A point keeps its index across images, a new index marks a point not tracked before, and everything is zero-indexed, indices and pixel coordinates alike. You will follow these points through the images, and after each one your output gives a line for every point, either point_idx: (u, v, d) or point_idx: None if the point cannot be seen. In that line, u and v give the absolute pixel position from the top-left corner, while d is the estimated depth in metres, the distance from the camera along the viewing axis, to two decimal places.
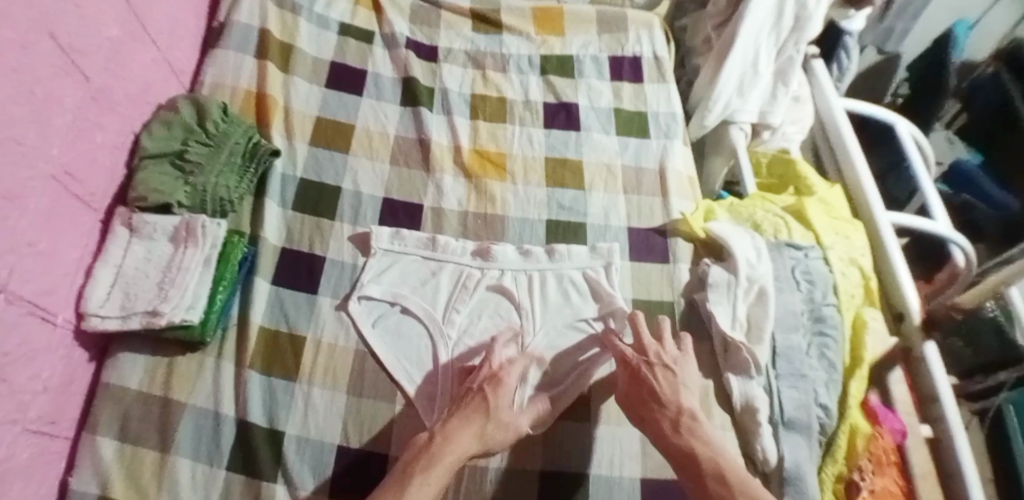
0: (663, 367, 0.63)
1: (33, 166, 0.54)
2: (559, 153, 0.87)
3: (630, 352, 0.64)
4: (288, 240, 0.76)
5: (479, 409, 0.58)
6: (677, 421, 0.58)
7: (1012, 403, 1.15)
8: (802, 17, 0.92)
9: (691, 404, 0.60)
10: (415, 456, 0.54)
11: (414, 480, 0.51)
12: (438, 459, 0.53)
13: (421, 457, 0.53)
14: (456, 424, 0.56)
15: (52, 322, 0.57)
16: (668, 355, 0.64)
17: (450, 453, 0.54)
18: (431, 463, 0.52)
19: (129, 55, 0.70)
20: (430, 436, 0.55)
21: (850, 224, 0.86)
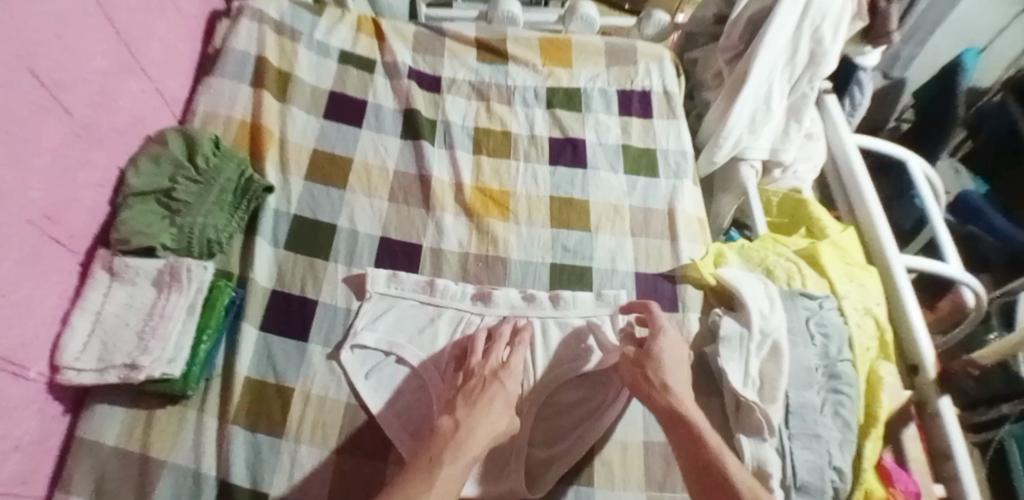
0: (671, 362, 0.65)
1: (8, 212, 0.50)
2: (564, 193, 0.84)
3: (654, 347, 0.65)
4: (280, 282, 0.72)
5: (497, 401, 0.62)
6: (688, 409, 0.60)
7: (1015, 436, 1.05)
8: (817, 53, 0.89)
9: (686, 393, 0.63)
10: (444, 444, 0.56)
11: (445, 468, 0.53)
12: (465, 447, 0.56)
13: (451, 442, 0.56)
14: (481, 415, 0.59)
15: (25, 377, 0.53)
16: (675, 343, 0.67)
17: (473, 440, 0.57)
18: (459, 453, 0.55)
19: (117, 86, 0.67)
20: (455, 423, 0.58)
21: (864, 271, 0.83)
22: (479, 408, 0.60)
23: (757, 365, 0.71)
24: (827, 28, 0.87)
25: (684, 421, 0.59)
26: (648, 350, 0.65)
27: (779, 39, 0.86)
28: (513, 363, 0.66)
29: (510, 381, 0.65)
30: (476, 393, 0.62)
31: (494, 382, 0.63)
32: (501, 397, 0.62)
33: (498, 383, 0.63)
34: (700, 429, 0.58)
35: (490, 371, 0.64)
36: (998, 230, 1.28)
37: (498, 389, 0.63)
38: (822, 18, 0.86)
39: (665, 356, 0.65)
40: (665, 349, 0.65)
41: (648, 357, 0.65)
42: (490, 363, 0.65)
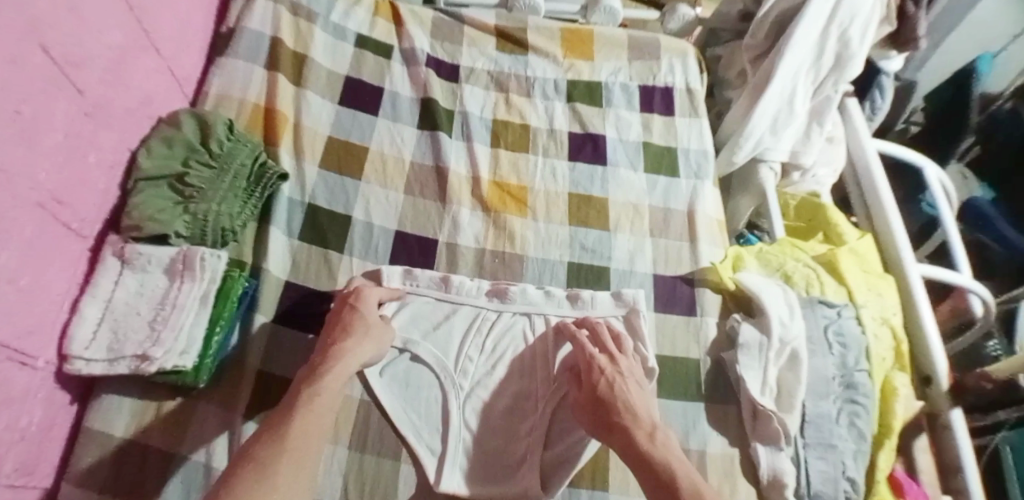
0: (628, 378, 0.62)
1: (16, 195, 0.48)
2: (584, 190, 0.83)
3: (601, 360, 0.63)
4: (294, 272, 0.71)
5: (350, 329, 0.60)
6: (630, 407, 0.58)
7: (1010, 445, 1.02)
8: (844, 55, 0.87)
9: (648, 409, 0.60)
10: (301, 381, 0.55)
11: (299, 412, 0.51)
12: (325, 379, 0.55)
13: (310, 378, 0.55)
14: (333, 343, 0.59)
15: (33, 366, 0.52)
16: (624, 357, 0.65)
17: (336, 371, 0.56)
18: (316, 387, 0.54)
19: (128, 65, 0.64)
20: (311, 364, 0.57)
21: (883, 279, 0.82)
22: (336, 342, 0.59)
23: (775, 373, 0.71)
24: (855, 30, 0.85)
25: (617, 426, 0.57)
26: (599, 367, 0.62)
27: (805, 41, 0.84)
28: (363, 293, 0.65)
29: (368, 309, 0.63)
30: (330, 329, 0.61)
31: (348, 312, 0.62)
32: (362, 327, 0.61)
33: (352, 312, 0.62)
34: (638, 433, 0.56)
35: (339, 305, 0.64)
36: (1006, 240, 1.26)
37: (353, 317, 0.62)
38: (850, 19, 0.84)
39: (611, 372, 0.62)
40: (610, 369, 0.62)
41: (589, 367, 0.63)
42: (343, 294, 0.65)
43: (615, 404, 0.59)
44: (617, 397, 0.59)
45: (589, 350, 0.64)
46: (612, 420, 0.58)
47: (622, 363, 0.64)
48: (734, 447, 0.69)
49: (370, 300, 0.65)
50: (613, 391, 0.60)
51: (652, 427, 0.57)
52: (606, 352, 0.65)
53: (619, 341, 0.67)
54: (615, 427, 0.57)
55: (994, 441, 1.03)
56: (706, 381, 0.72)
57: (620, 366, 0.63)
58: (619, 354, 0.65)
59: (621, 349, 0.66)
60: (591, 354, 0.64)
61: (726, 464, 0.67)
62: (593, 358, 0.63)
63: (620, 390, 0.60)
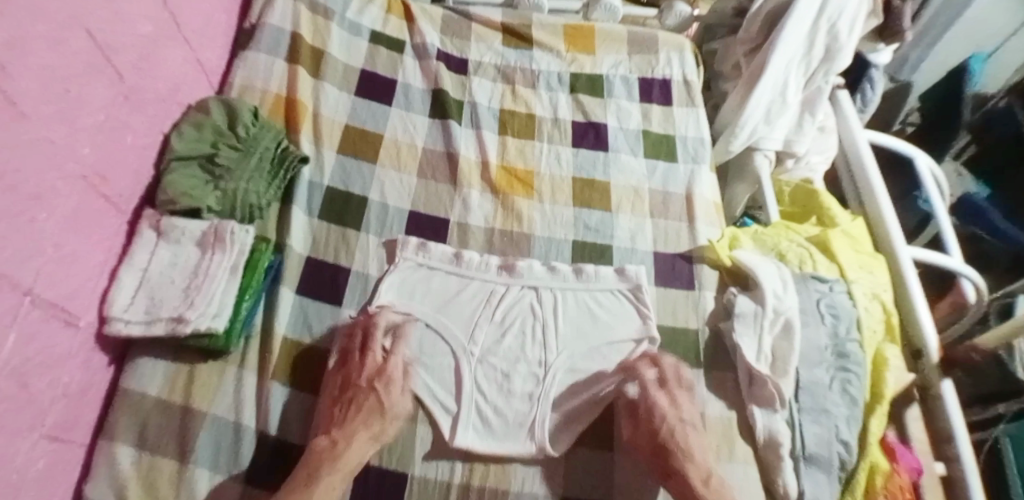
0: (687, 425, 0.65)
1: (61, 167, 0.53)
2: (587, 174, 0.87)
3: (662, 404, 0.65)
4: (314, 249, 0.75)
5: (371, 414, 0.62)
6: (685, 451, 0.62)
7: (1010, 436, 1.00)
8: (833, 48, 0.92)
9: (706, 457, 0.63)
10: (317, 458, 0.58)
11: (319, 487, 0.56)
12: (342, 456, 0.59)
13: (326, 458, 0.58)
14: (356, 425, 0.61)
15: (75, 326, 0.56)
16: (683, 398, 0.67)
17: (352, 454, 0.59)
18: (336, 466, 0.58)
19: (160, 53, 0.69)
20: (331, 441, 0.59)
21: (875, 259, 0.86)
22: (355, 423, 0.61)
23: (770, 341, 0.74)
24: (843, 24, 0.90)
25: (674, 471, 0.62)
26: (660, 412, 0.65)
27: (795, 36, 0.89)
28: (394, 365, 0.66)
29: (393, 384, 0.64)
30: (353, 409, 0.62)
31: (372, 392, 0.63)
32: (382, 409, 0.63)
33: (376, 394, 0.63)
34: (693, 477, 0.61)
35: (365, 382, 0.64)
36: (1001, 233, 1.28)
37: (376, 398, 0.63)
38: (838, 14, 0.89)
39: (672, 417, 0.65)
40: (671, 413, 0.65)
41: (652, 408, 0.65)
42: (367, 368, 0.64)
43: (673, 450, 0.62)
44: (677, 443, 0.63)
45: (651, 393, 0.66)
46: (670, 466, 0.62)
47: (683, 407, 0.66)
48: (732, 410, 0.72)
49: (396, 377, 0.65)
50: (670, 436, 0.63)
51: (707, 472, 0.61)
52: (665, 393, 0.67)
53: (677, 373, 0.69)
54: (673, 473, 0.62)
55: (993, 434, 1.01)
56: (704, 348, 0.76)
57: (682, 410, 0.66)
58: (680, 395, 0.67)
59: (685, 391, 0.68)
60: (655, 400, 0.65)
61: (724, 427, 0.70)
62: (656, 404, 0.65)
63: (679, 437, 0.63)
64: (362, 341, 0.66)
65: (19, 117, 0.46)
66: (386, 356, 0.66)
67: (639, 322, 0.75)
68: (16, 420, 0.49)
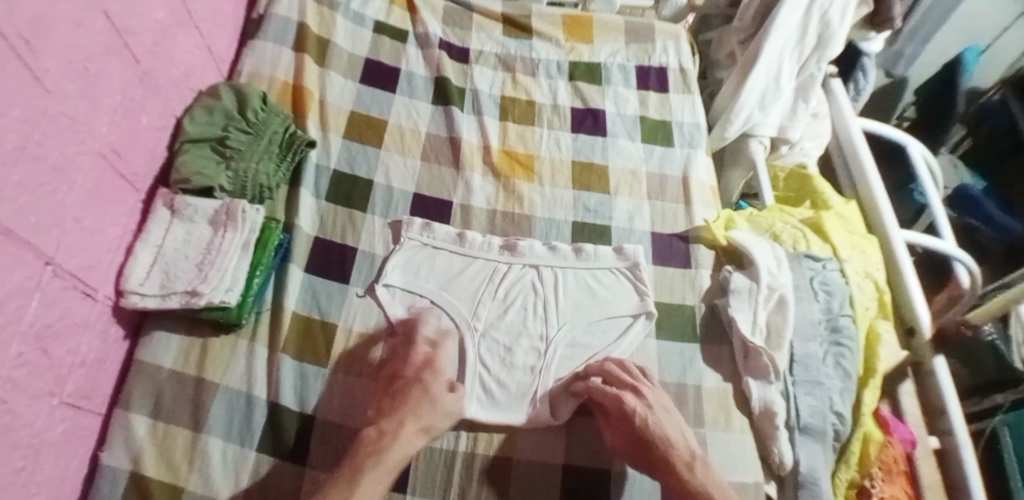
0: (656, 409, 0.64)
1: (81, 142, 0.55)
2: (586, 157, 0.90)
3: (627, 397, 0.64)
4: (322, 229, 0.77)
5: (421, 404, 0.62)
6: (666, 439, 0.62)
7: (1009, 425, 0.98)
8: (824, 35, 0.94)
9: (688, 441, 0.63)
10: (366, 452, 0.57)
11: (365, 478, 0.55)
12: (387, 451, 0.57)
13: (374, 453, 0.57)
14: (405, 416, 0.60)
15: (93, 297, 0.59)
16: (647, 388, 0.66)
17: (402, 449, 0.58)
18: (384, 458, 0.57)
19: (174, 40, 0.72)
20: (378, 431, 0.59)
21: (867, 239, 0.88)
22: (405, 411, 0.61)
23: (764, 316, 0.77)
24: (834, 12, 0.92)
25: (661, 461, 0.61)
26: (627, 407, 0.63)
27: (787, 24, 0.92)
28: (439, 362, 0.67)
29: (438, 377, 0.65)
30: (401, 398, 0.62)
31: (417, 384, 0.63)
32: (427, 398, 0.62)
33: (423, 385, 0.63)
34: (679, 465, 0.61)
35: (411, 374, 0.65)
36: (995, 222, 1.30)
37: (422, 391, 0.63)
38: (829, 2, 0.91)
39: (640, 406, 0.63)
40: (639, 407, 0.63)
41: (617, 404, 0.64)
42: (414, 362, 0.66)
43: (651, 440, 0.62)
44: (653, 432, 0.62)
45: (610, 390, 0.65)
46: (655, 458, 0.62)
47: (648, 395, 0.65)
48: (728, 383, 0.74)
49: (443, 376, 0.66)
50: (643, 428, 0.62)
51: (690, 457, 0.61)
52: (627, 387, 0.65)
53: (632, 372, 0.67)
54: (659, 464, 0.61)
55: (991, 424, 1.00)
56: (700, 324, 0.78)
57: (647, 399, 0.64)
58: (645, 385, 0.66)
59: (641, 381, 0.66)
60: (617, 396, 0.64)
61: (720, 398, 0.72)
62: (621, 399, 0.64)
63: (653, 423, 0.62)
64: (407, 344, 0.68)
65: (43, 92, 0.49)
66: (431, 352, 0.67)
67: (637, 300, 0.77)
68: (38, 384, 0.51)
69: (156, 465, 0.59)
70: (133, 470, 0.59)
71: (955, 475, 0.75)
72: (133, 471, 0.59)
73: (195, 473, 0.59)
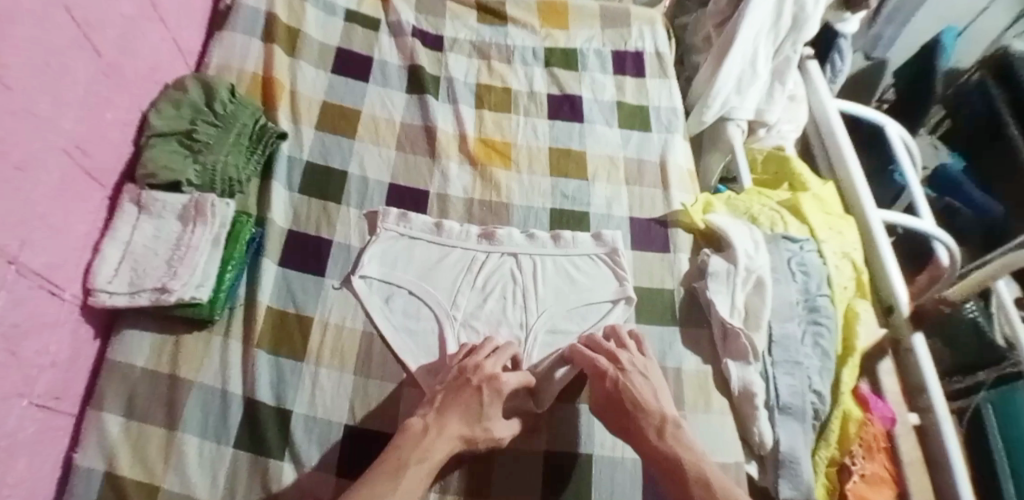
0: (634, 373, 0.64)
1: (45, 138, 0.53)
2: (563, 144, 0.89)
3: (602, 362, 0.65)
4: (295, 222, 0.76)
5: (471, 416, 0.59)
6: (638, 404, 0.61)
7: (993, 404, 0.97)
8: (799, 17, 0.94)
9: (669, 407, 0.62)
10: (410, 446, 0.55)
11: (408, 471, 0.53)
12: (430, 451, 0.55)
13: (417, 447, 0.55)
14: (455, 421, 0.58)
15: (60, 297, 0.57)
16: (633, 355, 0.66)
17: (441, 449, 0.56)
18: (425, 458, 0.54)
19: (140, 32, 0.70)
20: (424, 424, 0.58)
21: (843, 220, 0.89)
22: (451, 414, 0.59)
23: (743, 298, 0.77)
24: None
25: (631, 425, 0.61)
26: (602, 370, 0.64)
27: (762, 6, 0.91)
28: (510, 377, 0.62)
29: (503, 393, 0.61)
30: (452, 400, 0.60)
31: (476, 390, 0.60)
32: (479, 409, 0.60)
33: (483, 395, 0.60)
34: (649, 431, 0.60)
35: (477, 381, 0.61)
36: (976, 204, 1.32)
37: (476, 398, 0.60)
38: None
39: (612, 370, 0.64)
40: (615, 373, 0.64)
41: (593, 369, 0.65)
42: (484, 371, 0.62)
43: (625, 405, 0.62)
44: (625, 397, 0.62)
45: (589, 356, 0.66)
46: (627, 422, 0.61)
47: (624, 359, 0.65)
48: (708, 366, 0.75)
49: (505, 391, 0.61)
50: (617, 391, 0.63)
51: (662, 421, 0.60)
52: (605, 351, 0.66)
53: (619, 339, 0.68)
54: (630, 429, 0.61)
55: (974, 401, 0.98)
56: (679, 307, 0.78)
57: (624, 365, 0.64)
58: (632, 350, 0.67)
59: (624, 347, 0.67)
60: (593, 360, 0.65)
61: (700, 380, 0.73)
62: (596, 363, 0.65)
63: (625, 387, 0.63)
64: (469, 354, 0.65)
65: (4, 89, 0.47)
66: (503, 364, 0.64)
67: (615, 286, 0.77)
68: (7, 385, 0.50)
69: (132, 465, 0.58)
70: (108, 471, 0.57)
71: (935, 449, 0.75)
72: (107, 472, 0.57)
73: (172, 472, 0.58)
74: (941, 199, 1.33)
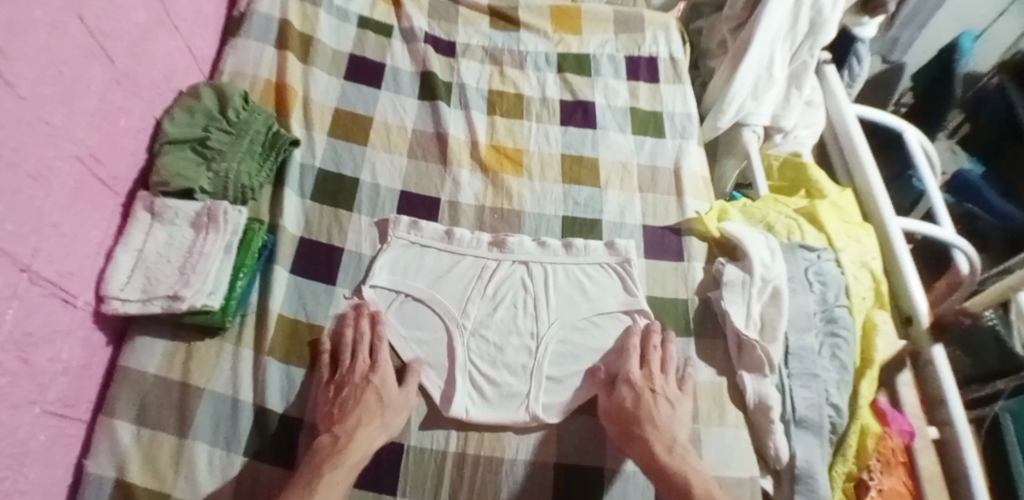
0: (660, 397, 0.65)
1: (58, 147, 0.54)
2: (575, 151, 0.88)
3: (636, 376, 0.67)
4: (307, 229, 0.76)
5: (371, 407, 0.62)
6: (653, 418, 0.63)
7: (1010, 412, 0.98)
8: (817, 22, 0.91)
9: (674, 427, 0.64)
10: (323, 458, 0.57)
11: (324, 478, 0.55)
12: (346, 456, 0.58)
13: (330, 455, 0.57)
14: (356, 419, 0.61)
15: (73, 304, 0.58)
16: (660, 374, 0.68)
17: (354, 451, 0.58)
18: (341, 463, 0.57)
19: (153, 41, 0.70)
20: (333, 437, 0.59)
21: (862, 228, 0.87)
22: (358, 417, 0.61)
23: (759, 308, 0.76)
24: None
25: (637, 436, 0.62)
26: (635, 383, 0.66)
27: (777, 11, 0.89)
28: (383, 365, 0.66)
29: (386, 377, 0.65)
30: (351, 402, 0.62)
31: (368, 386, 0.63)
32: (376, 403, 0.62)
33: (373, 387, 0.63)
34: (656, 445, 0.61)
35: (359, 378, 0.64)
36: (995, 210, 1.27)
37: (372, 394, 0.63)
38: None
39: (644, 388, 0.66)
40: (643, 387, 0.66)
41: (624, 377, 0.67)
42: (358, 368, 0.65)
43: (641, 417, 0.63)
44: (644, 411, 0.63)
45: (629, 368, 0.68)
46: (635, 432, 0.62)
47: (659, 382, 0.67)
48: (722, 377, 0.74)
49: (391, 373, 0.66)
50: (641, 406, 0.64)
51: (672, 440, 0.62)
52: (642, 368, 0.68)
53: (665, 363, 0.69)
54: (637, 439, 0.62)
55: (993, 410, 0.98)
56: (693, 317, 0.77)
57: (657, 384, 0.67)
58: (658, 372, 0.68)
59: (665, 369, 0.69)
60: (630, 371, 0.67)
61: (714, 392, 0.72)
62: (628, 372, 0.67)
63: (648, 402, 0.64)
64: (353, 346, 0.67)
65: (17, 99, 0.47)
66: (376, 354, 0.67)
67: (624, 301, 0.75)
68: (18, 393, 0.50)
69: (142, 471, 0.58)
70: (118, 477, 0.58)
71: (954, 464, 0.73)
72: (117, 478, 0.58)
73: (182, 480, 0.58)
74: (959, 205, 1.31)
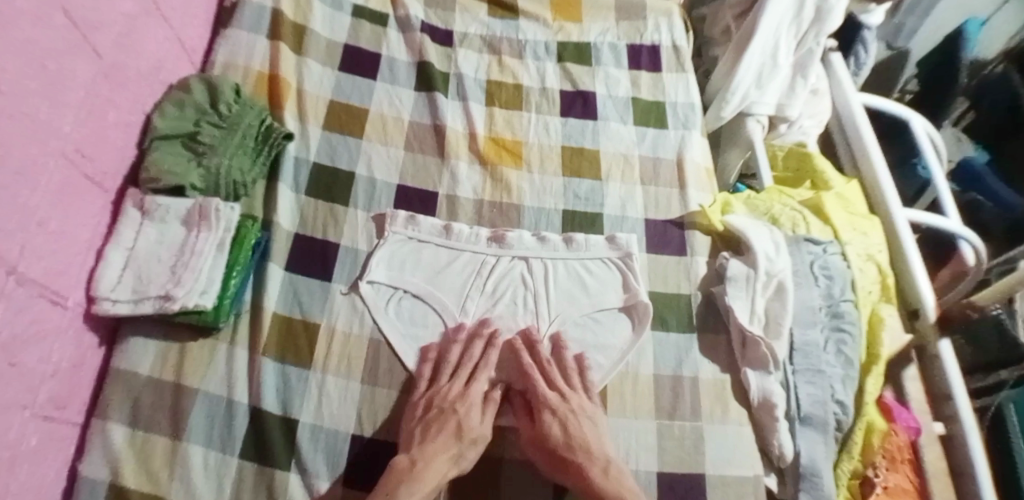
0: (581, 416, 0.63)
1: (43, 143, 0.52)
2: (575, 142, 0.86)
3: (551, 397, 0.63)
4: (302, 225, 0.75)
5: (450, 437, 0.59)
6: (585, 443, 0.60)
7: (1013, 401, 0.97)
8: (824, 8, 0.89)
9: (605, 447, 0.62)
10: (396, 481, 0.55)
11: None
12: (418, 482, 0.55)
13: (405, 476, 0.56)
14: (437, 447, 0.58)
15: (63, 305, 0.56)
16: (574, 390, 0.65)
17: (427, 477, 0.56)
18: (413, 491, 0.55)
19: (141, 32, 0.68)
20: (410, 460, 0.57)
21: (868, 220, 0.85)
22: (436, 443, 0.59)
23: (763, 303, 0.74)
24: None
25: (572, 464, 0.59)
26: (552, 405, 0.63)
27: None
28: (473, 392, 0.63)
29: (471, 407, 0.62)
30: (434, 429, 0.60)
31: (451, 415, 0.61)
32: (455, 429, 0.60)
33: (457, 416, 0.61)
34: (592, 471, 0.59)
35: (445, 404, 0.62)
36: (999, 197, 1.25)
37: (456, 419, 0.61)
38: None
39: (562, 407, 0.63)
40: (562, 408, 0.63)
41: (535, 397, 0.63)
42: (447, 394, 0.63)
43: (570, 442, 0.60)
44: (573, 437, 0.61)
45: (539, 388, 0.64)
46: (566, 460, 0.60)
47: (574, 399, 0.64)
48: (726, 374, 0.72)
49: (477, 400, 0.63)
50: (568, 433, 0.61)
51: (606, 462, 0.60)
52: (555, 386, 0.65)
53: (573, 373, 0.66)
54: (570, 468, 0.59)
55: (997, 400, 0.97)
56: (695, 312, 0.76)
57: (571, 402, 0.63)
58: (576, 391, 0.65)
59: (582, 384, 0.66)
60: (540, 391, 0.64)
61: (718, 388, 0.71)
62: (542, 395, 0.63)
63: (573, 429, 0.61)
64: (450, 367, 0.66)
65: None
66: (471, 377, 0.65)
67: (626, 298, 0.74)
68: (8, 396, 0.49)
69: (136, 474, 0.57)
70: (112, 480, 0.57)
71: (960, 460, 0.72)
72: (112, 481, 0.57)
73: (177, 482, 0.57)
74: (965, 194, 1.29)
